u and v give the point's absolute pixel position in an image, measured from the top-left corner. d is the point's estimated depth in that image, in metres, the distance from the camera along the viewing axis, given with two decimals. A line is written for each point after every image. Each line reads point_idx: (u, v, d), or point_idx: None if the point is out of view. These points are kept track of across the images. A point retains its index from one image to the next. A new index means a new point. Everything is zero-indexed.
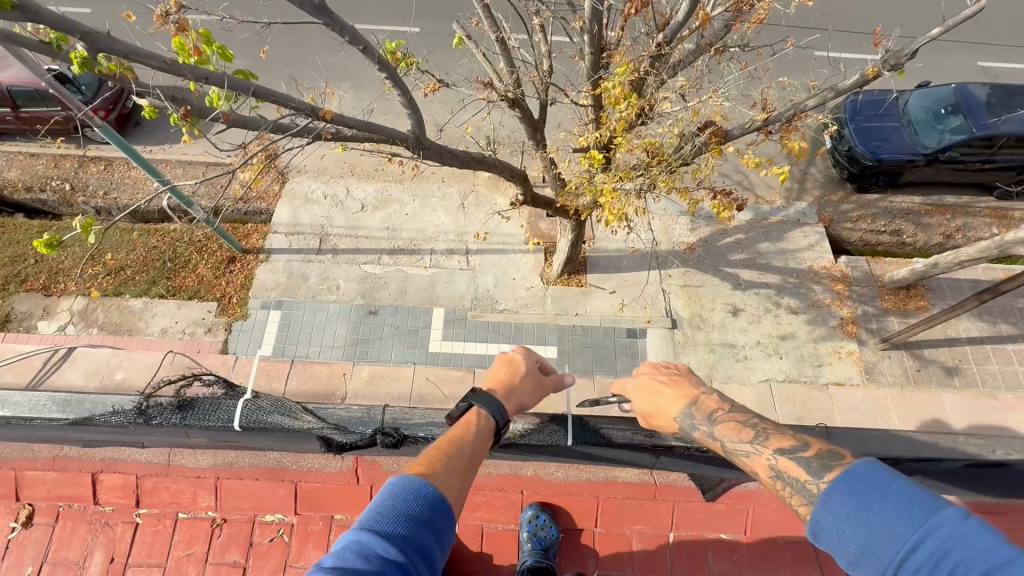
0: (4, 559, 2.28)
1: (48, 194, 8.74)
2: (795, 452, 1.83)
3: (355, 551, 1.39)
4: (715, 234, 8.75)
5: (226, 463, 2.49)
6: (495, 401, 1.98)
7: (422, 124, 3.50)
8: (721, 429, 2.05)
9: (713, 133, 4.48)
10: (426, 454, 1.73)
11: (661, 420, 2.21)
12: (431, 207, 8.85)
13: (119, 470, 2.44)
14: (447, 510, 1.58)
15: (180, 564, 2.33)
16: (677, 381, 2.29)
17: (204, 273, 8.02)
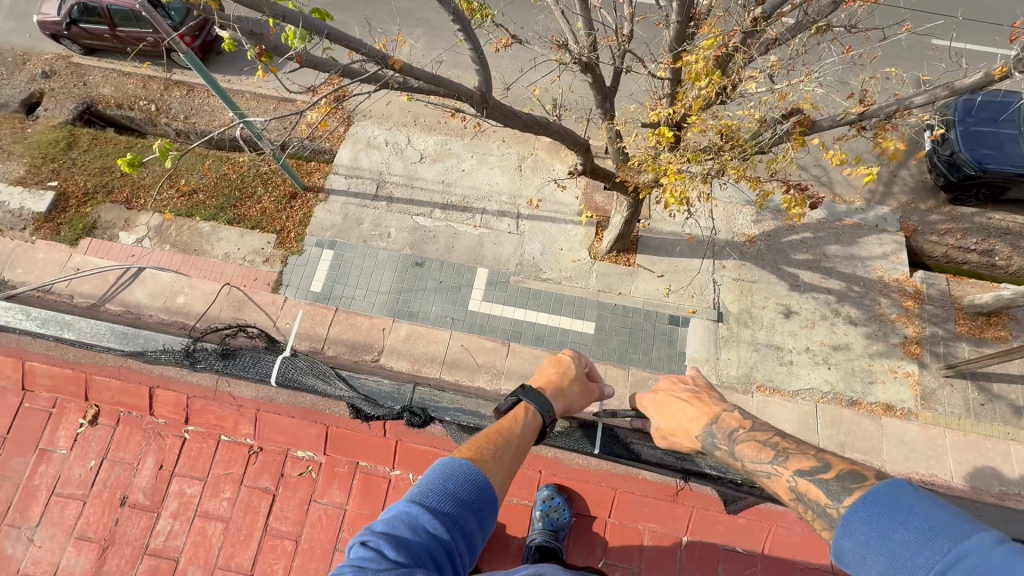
0: (74, 450, 2.61)
1: (136, 112, 9.30)
2: (815, 473, 1.88)
3: (405, 521, 1.58)
4: (781, 230, 8.23)
5: (265, 397, 2.60)
6: (543, 399, 2.05)
7: (489, 81, 3.41)
8: (741, 448, 2.11)
9: (799, 123, 4.04)
10: (475, 441, 1.86)
11: (684, 437, 2.23)
12: (488, 166, 8.78)
13: (172, 388, 2.63)
14: (489, 498, 1.71)
15: (219, 481, 2.57)
16: (696, 400, 2.35)
17: (267, 205, 8.40)
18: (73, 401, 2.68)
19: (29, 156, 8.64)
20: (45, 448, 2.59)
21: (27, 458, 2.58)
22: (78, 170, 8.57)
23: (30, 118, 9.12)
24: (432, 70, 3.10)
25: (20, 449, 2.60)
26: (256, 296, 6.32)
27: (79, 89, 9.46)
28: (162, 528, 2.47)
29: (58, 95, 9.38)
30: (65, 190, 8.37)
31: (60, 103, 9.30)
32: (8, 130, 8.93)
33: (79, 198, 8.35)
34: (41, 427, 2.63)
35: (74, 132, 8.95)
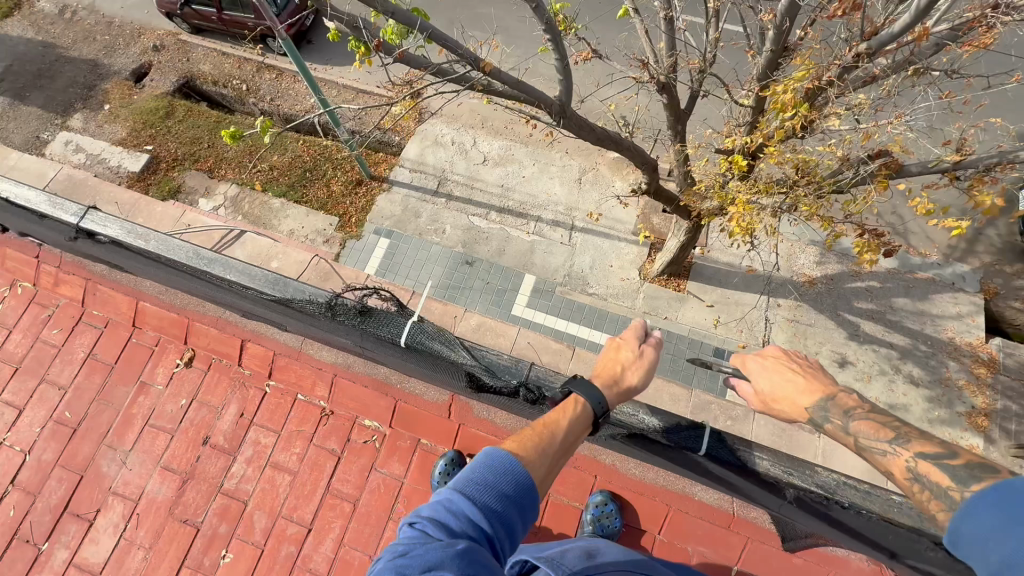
0: (169, 386, 2.81)
1: (229, 90, 10.00)
2: (940, 457, 1.78)
3: (445, 506, 1.58)
4: (847, 275, 7.84)
5: (344, 364, 2.82)
6: (594, 392, 1.99)
7: (570, 93, 3.46)
8: (857, 425, 2.03)
9: (886, 165, 3.82)
10: (520, 434, 1.83)
11: (788, 408, 2.17)
12: (549, 175, 8.85)
13: (262, 343, 2.85)
14: (533, 484, 1.67)
15: (291, 437, 2.71)
16: (809, 374, 2.22)
17: (334, 189, 8.80)
18: (173, 343, 2.91)
19: (132, 121, 9.45)
20: (145, 381, 2.82)
21: (129, 388, 2.81)
22: (172, 137, 9.28)
23: (138, 86, 9.97)
24: (517, 76, 3.18)
25: (125, 379, 2.83)
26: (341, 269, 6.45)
27: (182, 64, 10.27)
28: (235, 471, 2.64)
29: (164, 68, 10.22)
30: (158, 155, 9.08)
31: (165, 75, 10.13)
32: (118, 95, 9.81)
33: (170, 162, 9.03)
34: (145, 361, 2.87)
35: (173, 102, 9.71)
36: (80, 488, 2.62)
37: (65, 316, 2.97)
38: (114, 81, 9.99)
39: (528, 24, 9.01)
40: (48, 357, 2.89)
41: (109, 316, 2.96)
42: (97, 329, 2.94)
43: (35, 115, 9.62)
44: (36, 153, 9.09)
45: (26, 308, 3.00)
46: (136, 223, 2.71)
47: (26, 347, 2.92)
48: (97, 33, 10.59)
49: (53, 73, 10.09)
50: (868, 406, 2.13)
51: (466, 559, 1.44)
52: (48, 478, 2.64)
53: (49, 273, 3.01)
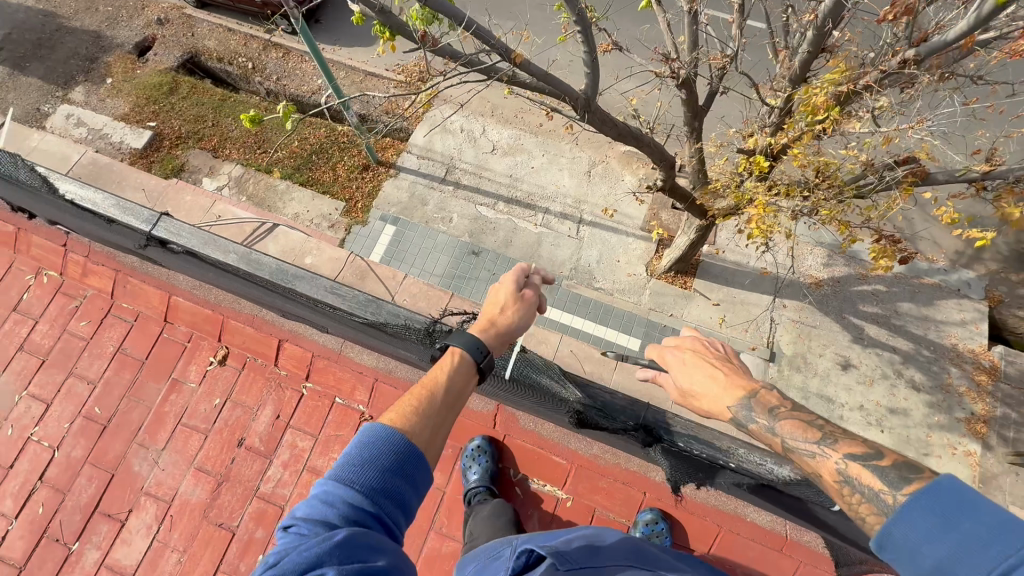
0: (202, 384, 2.88)
1: (234, 68, 9.79)
2: (869, 460, 1.85)
3: (322, 501, 1.52)
4: (853, 278, 7.82)
5: (385, 368, 2.86)
6: (470, 340, 2.02)
7: (596, 87, 3.39)
8: (784, 425, 2.11)
9: (912, 172, 3.75)
10: (398, 403, 1.79)
11: (708, 403, 2.23)
12: (558, 166, 8.74)
13: (300, 344, 2.88)
14: (414, 450, 1.65)
15: (329, 441, 2.77)
16: (729, 370, 2.30)
17: (340, 174, 8.67)
18: (207, 339, 2.97)
19: (135, 96, 9.26)
20: (177, 378, 2.89)
21: (161, 385, 2.87)
22: (175, 114, 9.11)
23: (141, 60, 9.75)
24: (546, 68, 3.11)
25: (156, 375, 2.90)
26: (377, 268, 6.51)
27: (187, 39, 10.04)
28: (272, 475, 2.69)
29: (168, 42, 9.99)
30: (161, 132, 8.92)
31: (169, 50, 9.90)
32: (121, 69, 9.60)
33: (173, 140, 8.88)
34: (176, 357, 2.93)
35: (177, 78, 9.51)
36: (111, 487, 2.68)
37: (93, 308, 3.02)
38: (116, 54, 9.77)
39: (542, 11, 8.84)
40: (76, 350, 2.95)
41: (139, 310, 3.01)
42: (128, 323, 2.99)
43: (35, 86, 9.41)
44: (37, 126, 8.92)
45: (53, 297, 3.05)
46: (218, 233, 2.66)
47: (53, 338, 2.98)
48: (98, 3, 10.32)
49: (54, 43, 9.86)
50: (789, 403, 2.22)
51: (347, 546, 1.40)
52: (77, 475, 2.71)
53: (76, 263, 3.05)
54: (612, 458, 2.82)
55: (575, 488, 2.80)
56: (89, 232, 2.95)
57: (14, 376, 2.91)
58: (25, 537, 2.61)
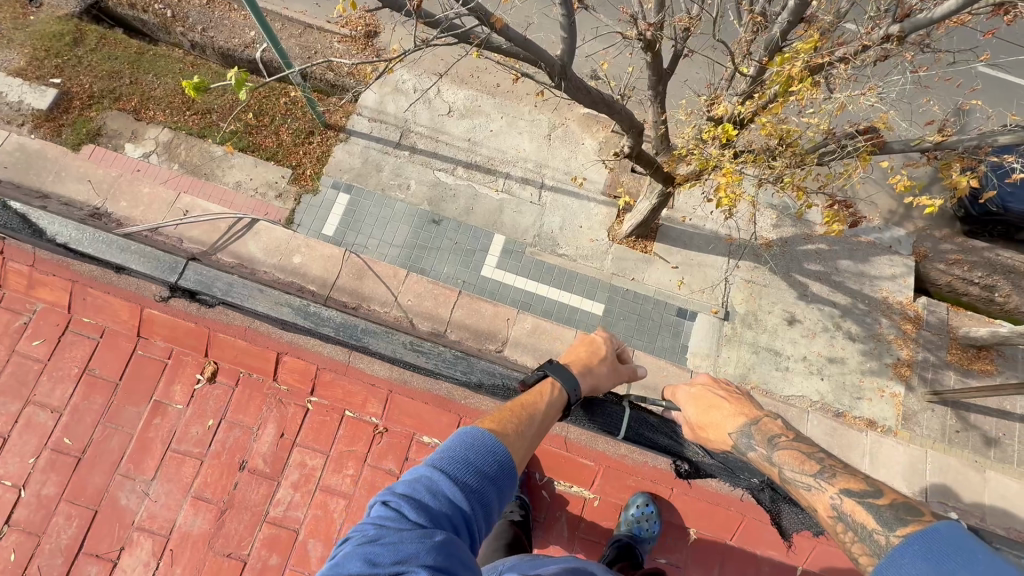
0: (190, 406, 2.76)
1: (150, 16, 8.60)
2: (864, 497, 2.01)
3: (425, 486, 1.62)
4: (798, 238, 8.25)
5: (399, 379, 2.86)
6: (570, 376, 2.10)
7: (573, 53, 3.24)
8: (781, 455, 2.28)
9: (871, 142, 3.97)
10: (501, 415, 1.90)
11: (714, 434, 2.46)
12: (517, 130, 8.49)
13: (302, 357, 2.85)
14: (511, 468, 1.75)
15: (342, 457, 2.75)
16: (734, 400, 2.56)
17: (284, 138, 8.02)
18: (190, 354, 2.84)
19: (31, 46, 8.06)
20: (161, 401, 2.75)
21: (142, 408, 2.73)
22: (84, 69, 8.03)
23: (34, 4, 8.45)
24: (525, 33, 2.95)
25: (134, 399, 2.74)
26: (377, 268, 6.31)
27: None
28: (283, 498, 2.65)
29: None
30: (68, 89, 7.86)
31: None
32: (10, 14, 8.30)
33: (84, 100, 7.87)
34: (157, 378, 2.78)
35: (81, 27, 8.35)
36: (95, 525, 2.55)
37: (46, 325, 2.80)
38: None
39: None
40: (32, 374, 2.73)
41: (105, 325, 2.83)
42: (92, 340, 2.81)
43: None
44: None
45: None
46: (265, 285, 2.81)
47: (0, 361, 2.74)
48: None
49: None
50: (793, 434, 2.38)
51: (444, 546, 1.49)
52: (52, 515, 2.55)
53: (20, 274, 2.82)
54: (640, 458, 2.96)
55: (603, 487, 3.00)
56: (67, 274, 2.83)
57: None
58: None
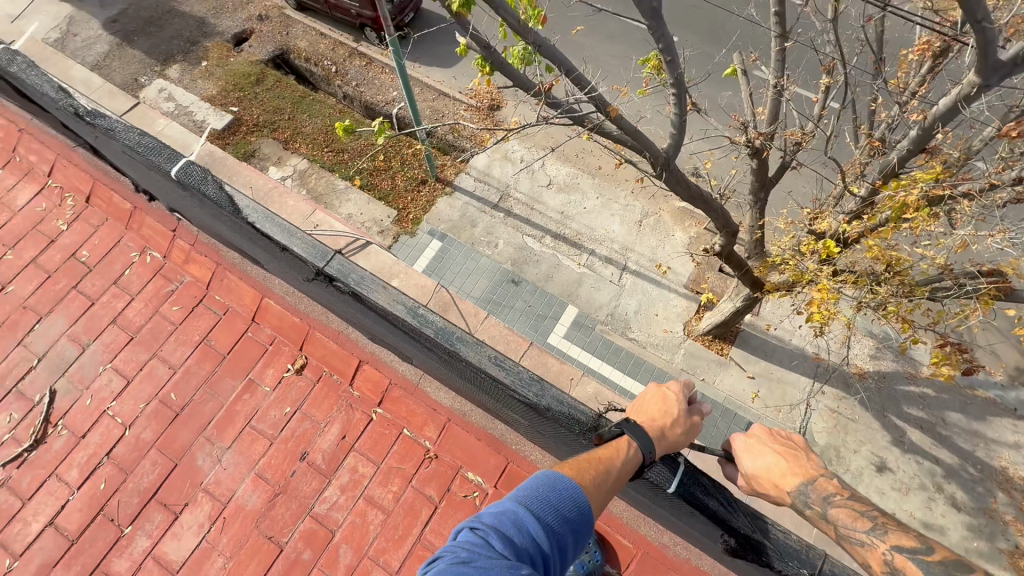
0: (276, 390, 2.86)
1: (319, 69, 10.31)
2: (916, 554, 1.82)
3: (511, 520, 1.50)
4: (899, 376, 7.43)
5: (460, 411, 2.81)
6: (647, 438, 1.95)
7: (678, 148, 3.40)
8: (835, 512, 2.03)
9: (996, 286, 3.61)
10: (580, 465, 1.77)
11: (770, 487, 2.13)
12: (610, 211, 8.74)
13: (379, 369, 2.89)
14: (590, 520, 1.62)
15: (390, 473, 2.65)
16: (791, 454, 2.20)
17: (398, 182, 8.92)
18: (287, 346, 2.97)
19: (224, 81, 9.85)
20: (254, 379, 2.88)
21: (237, 383, 2.88)
22: (256, 103, 9.62)
23: (236, 50, 10.42)
24: (636, 125, 3.17)
25: (233, 372, 2.90)
26: (461, 303, 6.48)
27: (281, 37, 10.71)
28: (328, 496, 2.60)
29: (264, 37, 10.67)
30: (241, 117, 9.42)
31: (263, 44, 10.57)
32: (217, 55, 10.27)
33: (250, 127, 9.36)
34: (256, 358, 2.93)
35: (265, 70, 10.09)
36: (172, 478, 2.67)
37: (187, 295, 3.09)
38: (215, 41, 10.49)
39: (640, 34, 8.59)
40: (164, 333, 3.01)
41: (229, 305, 3.06)
42: (216, 316, 3.04)
43: (138, 59, 10.19)
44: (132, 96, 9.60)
45: (151, 278, 3.15)
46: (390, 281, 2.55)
47: (145, 317, 3.05)
48: None
49: (163, 23, 10.71)
50: (847, 491, 2.12)
51: None
52: (143, 457, 2.72)
53: (182, 250, 3.17)
54: (680, 549, 2.55)
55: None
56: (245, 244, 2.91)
57: (103, 348, 2.99)
58: (84, 511, 2.62)
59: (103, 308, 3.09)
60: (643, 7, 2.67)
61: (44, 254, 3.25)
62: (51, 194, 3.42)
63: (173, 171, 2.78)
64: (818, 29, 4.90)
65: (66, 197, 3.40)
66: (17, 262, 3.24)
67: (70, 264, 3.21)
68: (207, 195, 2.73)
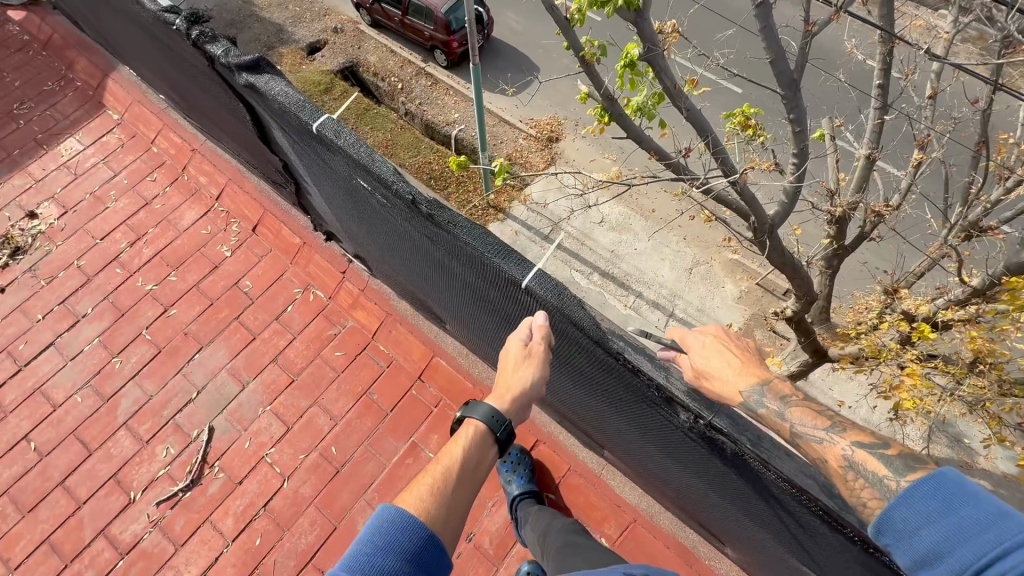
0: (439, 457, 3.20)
1: (385, 84, 10.60)
2: (875, 448, 1.83)
3: None
4: (953, 462, 6.76)
5: (647, 512, 3.09)
6: (488, 410, 1.98)
7: (785, 216, 3.35)
8: (794, 411, 2.11)
9: None
10: (414, 485, 1.78)
11: (720, 385, 2.18)
12: (661, 255, 8.62)
13: (562, 456, 3.29)
14: (430, 542, 1.64)
15: None
16: (746, 359, 2.28)
17: (452, 203, 8.97)
18: (451, 410, 3.34)
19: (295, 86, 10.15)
20: (417, 443, 3.23)
21: (400, 444, 3.24)
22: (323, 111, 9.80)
23: (308, 58, 10.77)
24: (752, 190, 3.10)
25: (395, 433, 3.27)
26: None
27: (353, 50, 11.06)
28: None
29: (337, 49, 11.04)
30: None
31: (335, 55, 10.92)
32: (290, 61, 10.63)
33: None
34: (422, 420, 3.30)
35: (334, 81, 10.24)
36: (331, 540, 3.01)
37: (350, 341, 3.56)
38: (290, 48, 10.86)
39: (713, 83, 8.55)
40: (325, 380, 3.44)
41: (393, 358, 3.49)
42: (379, 367, 3.47)
43: None
44: None
45: (314, 317, 3.65)
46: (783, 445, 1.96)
47: (308, 359, 3.50)
48: (290, 4, 11.69)
49: (243, 27, 11.16)
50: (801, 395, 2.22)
51: None
52: (301, 515, 3.07)
53: (350, 293, 3.69)
54: None
55: None
56: (594, 377, 2.28)
57: (262, 389, 3.41)
58: (237, 566, 2.96)
59: (265, 344, 3.56)
60: (782, 76, 2.64)
61: (206, 280, 3.78)
62: (217, 218, 4.02)
63: (526, 282, 2.06)
64: (914, 103, 4.79)
65: (231, 223, 3.99)
66: (181, 284, 3.76)
67: (233, 292, 3.73)
68: (578, 324, 2.00)
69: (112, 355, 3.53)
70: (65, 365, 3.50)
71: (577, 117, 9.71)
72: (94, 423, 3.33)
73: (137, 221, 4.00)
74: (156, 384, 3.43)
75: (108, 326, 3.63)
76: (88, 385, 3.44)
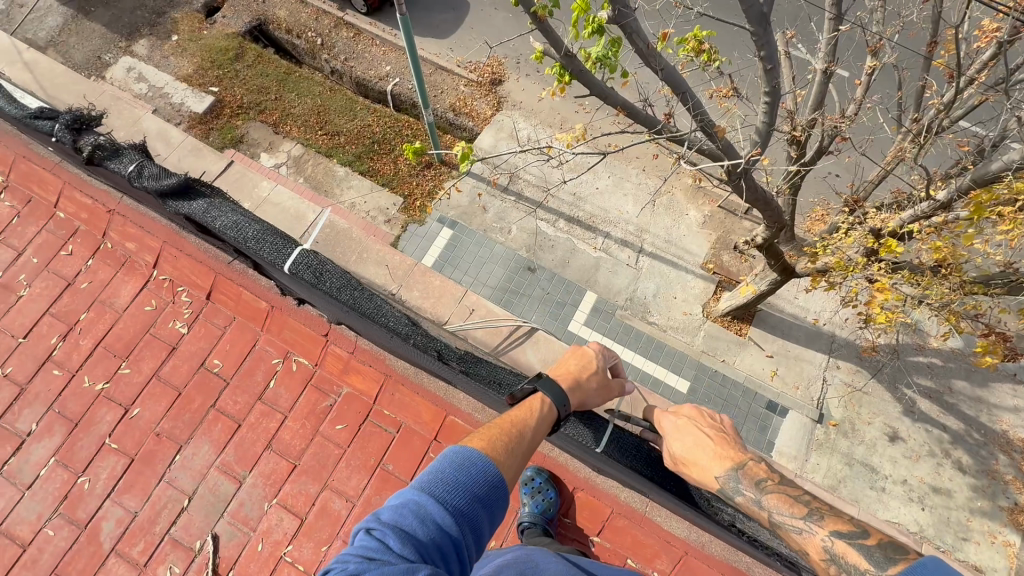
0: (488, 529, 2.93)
1: (302, 42, 9.57)
2: (854, 539, 1.99)
3: (412, 511, 1.54)
4: (907, 348, 7.36)
5: (698, 543, 2.71)
6: (559, 392, 2.17)
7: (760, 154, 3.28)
8: (770, 499, 2.23)
9: None
10: (489, 433, 1.87)
11: (699, 473, 2.35)
12: (623, 191, 8.48)
13: (597, 496, 2.89)
14: (503, 489, 1.71)
15: None
16: (721, 441, 2.45)
17: (401, 167, 8.44)
18: None
19: (200, 57, 9.00)
20: None
21: None
22: (239, 82, 8.83)
23: (208, 21, 9.51)
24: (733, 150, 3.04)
25: None
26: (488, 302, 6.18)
27: (257, 5, 9.82)
28: None
29: (238, 6, 9.76)
30: (223, 98, 8.67)
31: (238, 14, 9.68)
32: (187, 27, 9.36)
33: (234, 108, 8.62)
34: None
35: (244, 45, 9.23)
36: None
37: (350, 412, 3.02)
38: (183, 12, 9.54)
39: None
40: (332, 458, 2.92)
41: (402, 422, 3.01)
42: (390, 434, 2.97)
43: (99, 34, 9.21)
44: (97, 76, 8.73)
45: (302, 390, 3.06)
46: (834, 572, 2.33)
47: (305, 441, 2.95)
48: None
49: None
50: (775, 477, 2.35)
51: None
52: None
53: (339, 358, 3.11)
54: None
55: None
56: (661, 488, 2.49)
57: (263, 481, 2.87)
58: None
59: (254, 430, 2.98)
60: (754, 13, 2.44)
61: (166, 365, 3.10)
62: (160, 289, 3.25)
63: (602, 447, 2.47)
64: (866, 8, 4.60)
65: (179, 292, 3.25)
66: (137, 377, 3.08)
67: (203, 375, 3.08)
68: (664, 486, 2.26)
69: (77, 474, 2.88)
70: (21, 497, 2.84)
71: (518, 55, 9.09)
72: (76, 558, 2.73)
73: (63, 307, 3.23)
74: (139, 498, 2.83)
75: (61, 442, 2.94)
76: (56, 514, 2.81)
